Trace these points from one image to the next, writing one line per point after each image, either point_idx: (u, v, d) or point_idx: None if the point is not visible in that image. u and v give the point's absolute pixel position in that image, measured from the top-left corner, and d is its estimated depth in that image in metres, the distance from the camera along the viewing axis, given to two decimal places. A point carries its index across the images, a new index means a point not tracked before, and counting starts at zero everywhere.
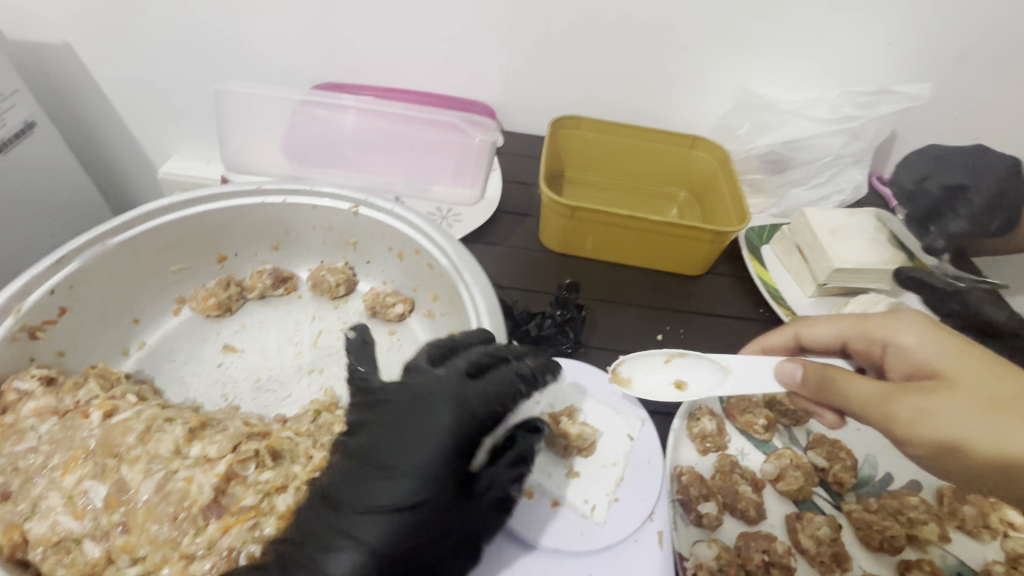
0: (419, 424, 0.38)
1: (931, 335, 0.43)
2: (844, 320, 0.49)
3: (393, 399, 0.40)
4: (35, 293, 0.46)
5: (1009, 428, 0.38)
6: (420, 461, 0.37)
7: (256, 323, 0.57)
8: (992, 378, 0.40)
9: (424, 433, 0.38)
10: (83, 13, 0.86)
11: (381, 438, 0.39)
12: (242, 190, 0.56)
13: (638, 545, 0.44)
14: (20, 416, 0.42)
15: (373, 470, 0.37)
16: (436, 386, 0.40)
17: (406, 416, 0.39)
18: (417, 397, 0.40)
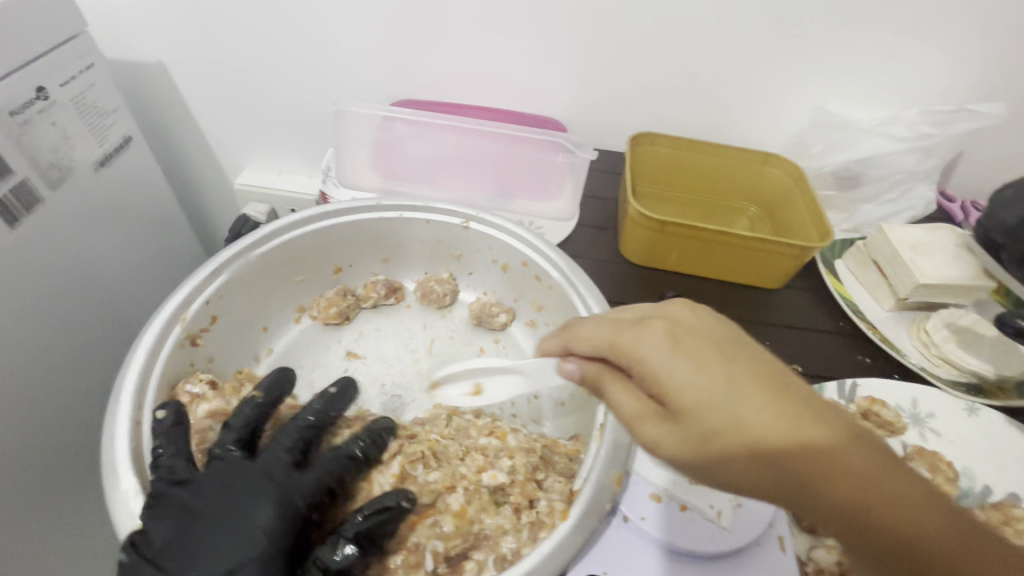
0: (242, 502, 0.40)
1: (660, 334, 0.37)
2: (601, 328, 0.41)
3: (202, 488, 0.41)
4: (195, 303, 0.50)
5: (752, 465, 0.34)
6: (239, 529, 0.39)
7: (373, 331, 0.60)
8: (758, 384, 0.35)
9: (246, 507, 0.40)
10: (179, 35, 0.90)
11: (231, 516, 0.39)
12: (363, 206, 0.60)
13: (763, 549, 0.45)
14: (197, 417, 0.47)
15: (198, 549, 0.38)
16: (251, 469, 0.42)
17: (229, 495, 0.41)
18: (239, 479, 0.42)
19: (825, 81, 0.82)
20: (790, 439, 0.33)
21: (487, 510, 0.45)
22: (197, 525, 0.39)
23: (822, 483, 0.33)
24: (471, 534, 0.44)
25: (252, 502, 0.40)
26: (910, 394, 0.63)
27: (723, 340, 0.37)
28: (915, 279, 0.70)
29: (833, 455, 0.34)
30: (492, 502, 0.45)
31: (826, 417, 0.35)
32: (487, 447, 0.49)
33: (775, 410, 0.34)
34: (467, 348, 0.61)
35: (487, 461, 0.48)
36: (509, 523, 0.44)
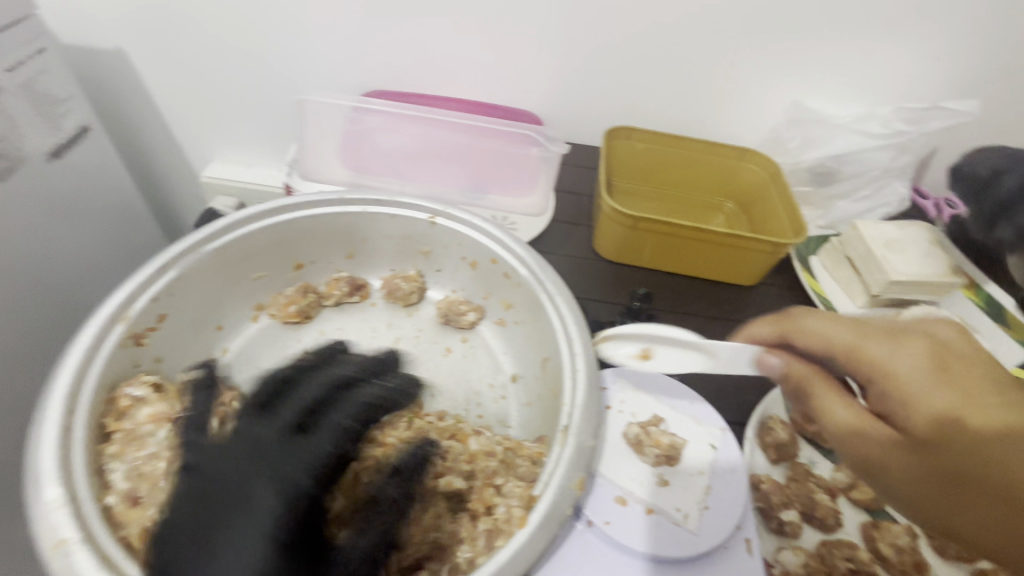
0: (254, 502, 0.35)
1: (913, 354, 0.42)
2: (841, 330, 0.45)
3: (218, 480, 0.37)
4: (139, 301, 0.47)
5: (895, 452, 0.39)
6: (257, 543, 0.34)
7: (335, 330, 0.59)
8: (935, 376, 0.40)
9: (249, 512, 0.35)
10: (139, 20, 0.86)
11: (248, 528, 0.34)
12: (323, 200, 0.57)
13: (730, 552, 0.45)
14: (138, 422, 0.42)
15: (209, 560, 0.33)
16: (248, 451, 0.38)
17: (224, 493, 0.36)
18: (242, 463, 0.37)
19: (802, 76, 0.81)
20: (938, 427, 0.38)
21: (445, 516, 0.44)
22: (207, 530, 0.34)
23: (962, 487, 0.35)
24: (427, 541, 0.43)
25: (255, 506, 0.35)
26: None
27: (981, 362, 0.41)
28: (887, 277, 0.69)
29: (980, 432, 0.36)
30: (449, 508, 0.45)
31: (946, 406, 0.38)
32: (449, 450, 0.48)
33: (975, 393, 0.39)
34: (433, 348, 0.59)
35: (446, 466, 0.47)
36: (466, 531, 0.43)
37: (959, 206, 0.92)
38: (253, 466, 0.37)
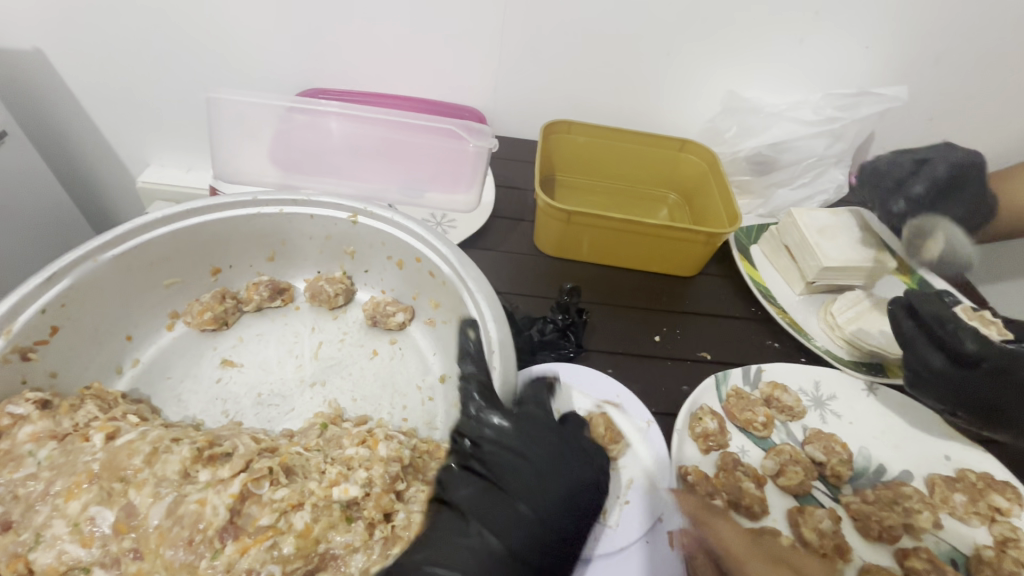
0: (571, 459, 0.45)
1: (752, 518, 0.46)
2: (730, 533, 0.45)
3: (538, 437, 0.45)
4: (26, 312, 0.44)
5: None
6: (562, 490, 0.43)
7: (254, 336, 0.57)
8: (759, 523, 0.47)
9: (577, 471, 0.44)
10: (59, 20, 0.83)
11: (509, 476, 0.42)
12: (236, 202, 0.55)
13: (649, 546, 0.46)
14: (17, 441, 0.40)
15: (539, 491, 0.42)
16: (552, 420, 0.47)
17: (560, 448, 0.45)
18: (551, 429, 0.46)
19: (737, 66, 0.82)
20: None
21: (339, 528, 0.39)
22: (547, 471, 0.43)
23: None
24: (317, 557, 0.38)
25: (582, 465, 0.45)
26: (812, 377, 0.63)
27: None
28: (819, 263, 0.70)
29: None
30: (345, 518, 0.39)
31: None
32: (354, 458, 0.43)
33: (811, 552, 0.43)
34: (359, 351, 0.57)
35: (342, 473, 0.41)
36: (360, 541, 0.38)
37: None
38: (539, 426, 0.46)
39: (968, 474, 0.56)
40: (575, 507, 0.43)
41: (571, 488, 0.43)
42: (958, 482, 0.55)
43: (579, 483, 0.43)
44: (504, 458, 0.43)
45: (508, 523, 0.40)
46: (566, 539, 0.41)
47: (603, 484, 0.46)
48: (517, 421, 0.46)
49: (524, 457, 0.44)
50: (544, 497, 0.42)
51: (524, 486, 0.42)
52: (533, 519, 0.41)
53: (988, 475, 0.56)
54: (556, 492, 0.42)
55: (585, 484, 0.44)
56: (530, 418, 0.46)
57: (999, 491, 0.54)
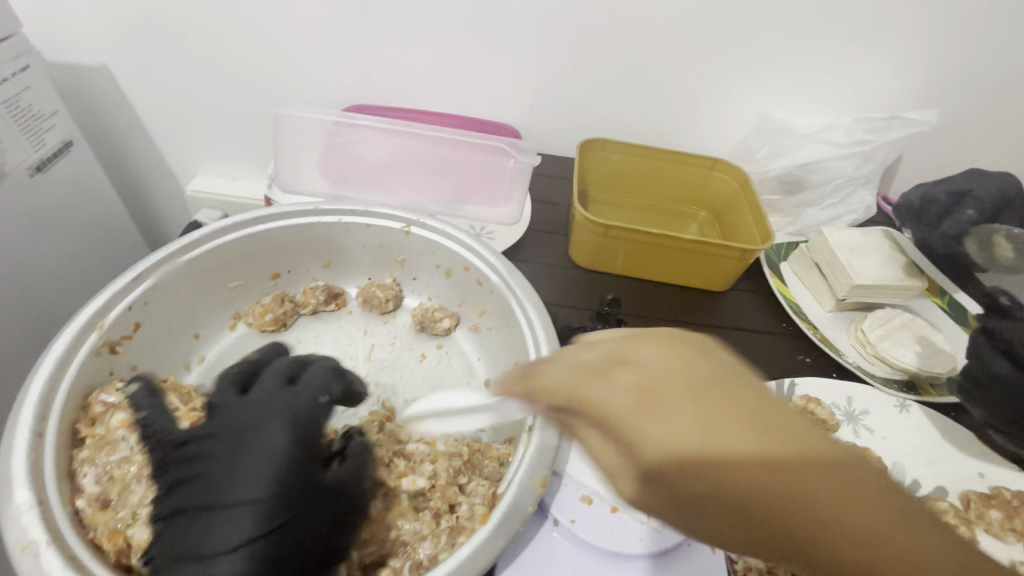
0: (264, 428, 0.41)
1: (628, 384, 0.33)
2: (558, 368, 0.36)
3: (218, 424, 0.42)
4: (115, 308, 0.48)
5: (732, 467, 0.29)
6: (253, 472, 0.38)
7: (311, 337, 0.60)
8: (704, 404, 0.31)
9: (265, 441, 0.40)
10: (126, 39, 0.89)
11: (204, 469, 0.39)
12: (300, 210, 0.59)
13: (692, 549, 0.46)
14: (110, 427, 0.45)
15: (233, 481, 0.38)
16: (239, 404, 0.43)
17: (240, 421, 0.41)
18: (260, 406, 0.43)
19: (768, 89, 0.85)
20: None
21: (406, 517, 0.44)
22: (211, 465, 0.39)
23: (813, 522, 0.29)
24: (388, 542, 0.43)
25: (264, 438, 0.40)
26: (845, 393, 0.64)
27: (765, 415, 0.31)
28: (850, 281, 0.72)
29: (888, 533, 0.29)
30: (411, 508, 0.45)
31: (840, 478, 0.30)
32: (415, 452, 0.48)
33: (759, 424, 0.30)
34: (408, 354, 0.61)
35: (408, 466, 0.47)
36: (428, 529, 0.43)
37: None
38: (268, 410, 0.43)
39: (1003, 491, 0.57)
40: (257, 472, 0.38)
41: (263, 459, 0.39)
42: (994, 498, 0.56)
43: (276, 450, 0.40)
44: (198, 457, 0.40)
45: (229, 518, 0.36)
46: (223, 516, 0.36)
47: (300, 435, 0.41)
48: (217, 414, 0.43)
49: (208, 451, 0.40)
50: (243, 473, 0.38)
51: (233, 483, 0.38)
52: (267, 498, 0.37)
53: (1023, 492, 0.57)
54: (240, 475, 0.38)
55: (277, 453, 0.40)
56: (249, 402, 0.43)
57: None
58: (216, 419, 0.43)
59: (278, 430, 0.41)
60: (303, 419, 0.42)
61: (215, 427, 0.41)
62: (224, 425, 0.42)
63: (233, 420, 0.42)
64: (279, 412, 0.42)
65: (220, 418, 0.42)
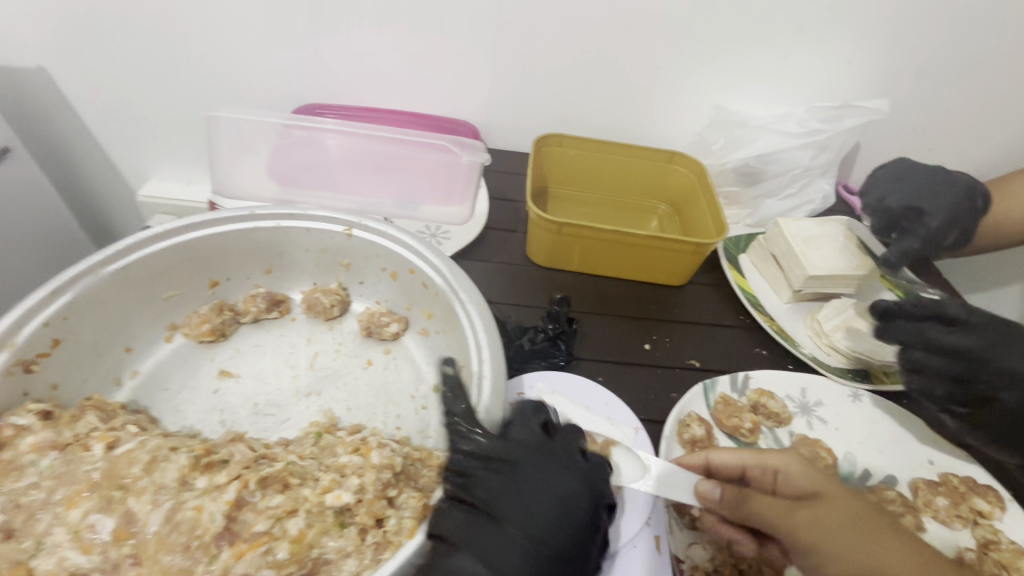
0: (554, 474, 0.44)
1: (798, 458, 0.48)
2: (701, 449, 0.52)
3: (521, 457, 0.45)
4: (29, 325, 0.47)
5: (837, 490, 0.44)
6: (536, 511, 0.42)
7: (251, 348, 0.59)
8: (857, 528, 0.41)
9: (560, 485, 0.44)
10: (64, 39, 0.85)
11: (497, 501, 0.43)
12: (234, 216, 0.57)
13: (636, 550, 0.48)
14: (20, 451, 0.43)
15: (518, 522, 0.42)
16: (533, 441, 0.47)
17: (545, 466, 0.45)
18: (541, 454, 0.46)
19: (723, 80, 0.84)
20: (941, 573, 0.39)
21: (332, 534, 0.41)
22: (522, 494, 0.43)
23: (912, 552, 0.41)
24: (311, 561, 0.40)
25: (562, 489, 0.44)
26: (799, 384, 0.64)
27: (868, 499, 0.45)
28: (805, 272, 0.72)
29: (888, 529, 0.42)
30: (337, 524, 0.42)
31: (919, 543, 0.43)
32: (347, 465, 0.46)
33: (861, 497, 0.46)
34: (353, 361, 0.59)
35: (335, 480, 0.44)
36: (352, 546, 0.41)
37: None
38: (545, 455, 0.46)
39: (950, 478, 0.57)
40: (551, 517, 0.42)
41: (558, 515, 0.42)
42: (941, 486, 0.56)
43: (566, 497, 0.43)
44: (484, 481, 0.44)
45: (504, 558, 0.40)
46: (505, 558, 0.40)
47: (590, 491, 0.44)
48: (501, 448, 0.45)
49: (497, 478, 0.44)
50: (529, 517, 0.42)
51: (512, 516, 0.42)
52: (527, 543, 0.41)
53: (969, 478, 0.57)
54: (535, 515, 0.42)
55: (574, 509, 0.43)
56: (511, 440, 0.47)
57: (980, 494, 0.55)
58: (500, 442, 0.46)
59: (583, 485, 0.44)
60: (564, 464, 0.45)
61: (505, 457, 0.45)
62: (513, 458, 0.45)
63: (520, 453, 0.46)
64: (580, 472, 0.45)
65: (523, 456, 0.45)
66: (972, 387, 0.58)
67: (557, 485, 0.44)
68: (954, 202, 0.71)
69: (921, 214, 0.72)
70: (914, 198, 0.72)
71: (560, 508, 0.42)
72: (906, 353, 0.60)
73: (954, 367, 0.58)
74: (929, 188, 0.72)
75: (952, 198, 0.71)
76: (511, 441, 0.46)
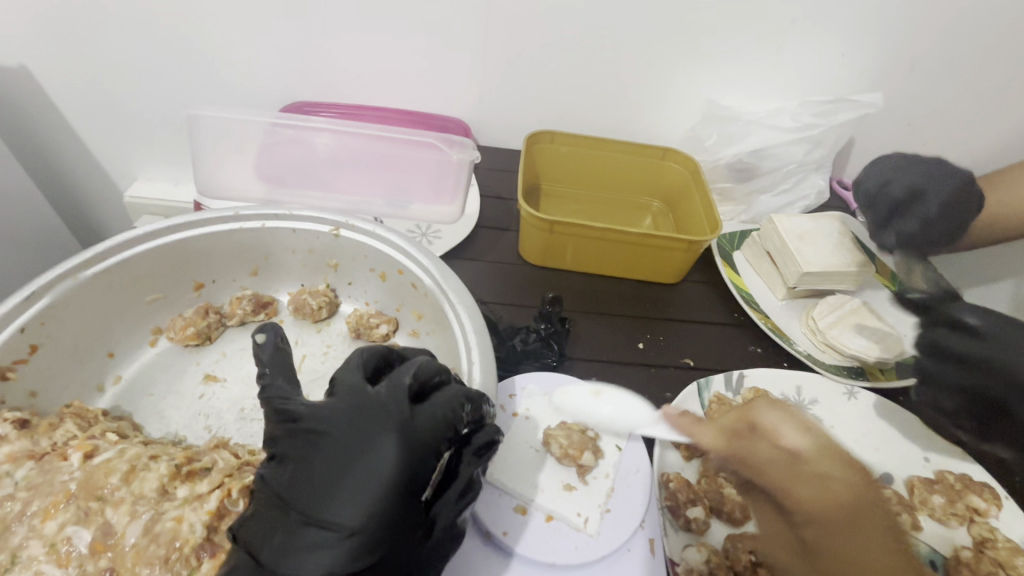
0: (362, 443, 0.38)
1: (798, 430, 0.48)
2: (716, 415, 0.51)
3: (335, 426, 0.39)
4: (4, 331, 0.46)
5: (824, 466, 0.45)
6: (345, 487, 0.36)
7: (238, 351, 0.58)
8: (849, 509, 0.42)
9: (364, 455, 0.37)
10: (44, 37, 0.83)
11: (296, 482, 0.38)
12: (218, 217, 0.56)
13: (630, 554, 0.47)
14: None
15: (317, 501, 0.36)
16: (352, 405, 0.40)
17: (351, 437, 0.38)
18: (363, 415, 0.39)
19: (716, 75, 0.83)
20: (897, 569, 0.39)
21: None
22: (318, 470, 0.37)
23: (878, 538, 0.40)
24: None
25: (368, 454, 0.37)
26: (794, 382, 0.64)
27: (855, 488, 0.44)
28: (799, 268, 0.71)
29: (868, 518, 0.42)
30: None
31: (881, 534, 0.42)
32: None
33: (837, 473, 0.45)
34: (342, 363, 0.58)
35: None
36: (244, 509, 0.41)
37: None
38: (369, 420, 0.39)
39: (947, 476, 0.57)
40: (360, 493, 0.36)
41: (366, 482, 0.36)
42: (937, 483, 0.56)
43: (370, 467, 0.37)
44: (294, 460, 0.39)
45: (307, 542, 0.35)
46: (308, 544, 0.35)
47: (405, 456, 0.37)
48: (313, 416, 0.40)
49: (303, 452, 0.39)
50: (334, 496, 0.36)
51: (309, 498, 0.37)
52: (326, 525, 0.36)
53: (965, 475, 0.56)
54: (338, 493, 0.36)
55: (383, 476, 0.37)
56: (332, 407, 0.40)
57: (976, 491, 0.55)
58: (324, 408, 0.40)
59: (400, 452, 0.37)
60: (384, 427, 0.38)
61: (312, 427, 0.39)
62: (326, 427, 0.39)
63: (332, 420, 0.39)
64: (390, 433, 0.38)
65: (328, 422, 0.39)
66: (985, 398, 0.57)
67: (362, 453, 0.37)
68: (954, 185, 0.70)
69: (924, 196, 0.71)
70: (918, 180, 0.71)
71: (367, 481, 0.36)
72: (915, 362, 0.62)
73: (957, 377, 0.58)
74: (930, 170, 0.71)
75: (953, 182, 0.70)
76: (335, 408, 0.40)
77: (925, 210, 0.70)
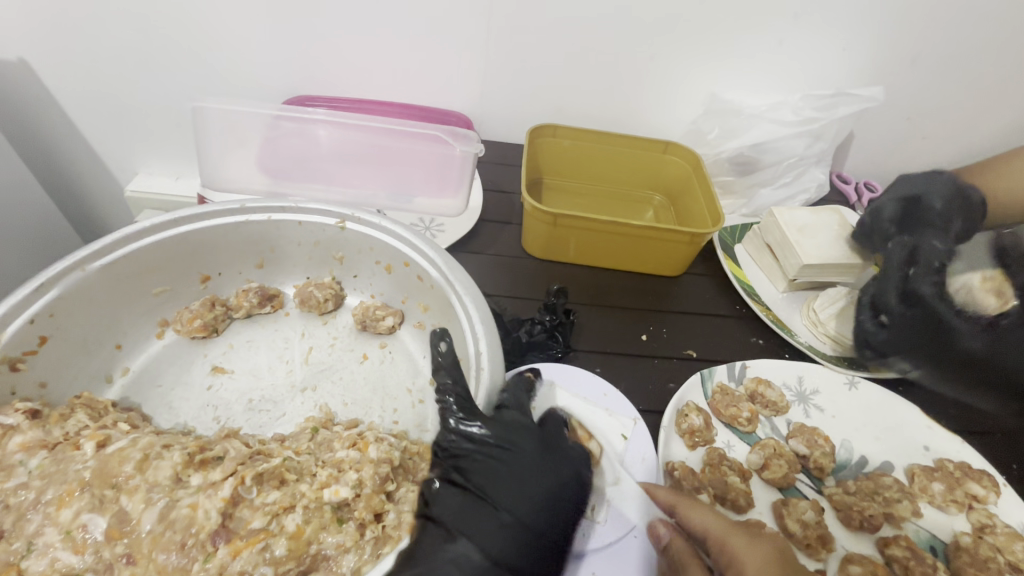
0: (554, 466, 0.45)
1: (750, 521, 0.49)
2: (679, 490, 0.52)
3: (526, 442, 0.45)
4: (14, 323, 0.46)
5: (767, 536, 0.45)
6: (539, 496, 0.42)
7: (244, 343, 0.58)
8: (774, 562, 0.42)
9: (555, 473, 0.44)
10: (43, 31, 0.82)
11: (495, 483, 0.42)
12: (224, 209, 0.56)
13: (637, 539, 0.48)
14: (7, 451, 0.43)
15: (515, 503, 0.41)
16: (534, 426, 0.46)
17: (545, 457, 0.45)
18: (546, 443, 0.46)
19: (718, 69, 0.84)
20: None
21: (330, 530, 0.41)
22: (523, 475, 0.43)
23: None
24: (309, 557, 0.40)
25: (559, 473, 0.44)
26: (796, 372, 0.65)
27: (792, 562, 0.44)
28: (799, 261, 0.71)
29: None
30: (335, 520, 0.42)
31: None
32: (345, 460, 0.45)
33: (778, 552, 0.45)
34: (348, 355, 0.59)
35: (332, 476, 0.44)
36: (350, 543, 0.41)
37: (875, 190, 0.96)
38: (553, 445, 0.46)
39: (946, 464, 0.58)
40: (553, 505, 0.43)
41: (556, 500, 0.43)
42: (937, 471, 0.57)
43: (558, 484, 0.44)
44: (489, 464, 0.43)
45: (501, 538, 0.40)
46: (516, 538, 0.40)
47: (580, 482, 0.46)
48: (503, 426, 0.45)
49: (497, 456, 0.43)
50: (529, 502, 0.42)
51: (511, 500, 0.41)
52: (525, 528, 0.41)
53: (964, 463, 0.57)
54: (535, 501, 0.42)
55: (568, 496, 0.44)
56: (516, 421, 0.46)
57: (974, 478, 0.56)
58: (509, 421, 0.45)
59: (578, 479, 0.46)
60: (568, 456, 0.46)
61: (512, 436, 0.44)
62: (520, 441, 0.44)
63: (523, 434, 0.45)
64: (574, 463, 0.46)
65: (522, 437, 0.45)
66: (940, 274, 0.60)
67: (552, 471, 0.44)
68: (947, 183, 0.72)
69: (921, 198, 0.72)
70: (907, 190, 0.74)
71: (553, 495, 0.43)
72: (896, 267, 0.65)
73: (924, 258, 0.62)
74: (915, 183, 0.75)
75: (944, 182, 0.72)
76: (523, 423, 0.46)
77: (932, 208, 0.70)
